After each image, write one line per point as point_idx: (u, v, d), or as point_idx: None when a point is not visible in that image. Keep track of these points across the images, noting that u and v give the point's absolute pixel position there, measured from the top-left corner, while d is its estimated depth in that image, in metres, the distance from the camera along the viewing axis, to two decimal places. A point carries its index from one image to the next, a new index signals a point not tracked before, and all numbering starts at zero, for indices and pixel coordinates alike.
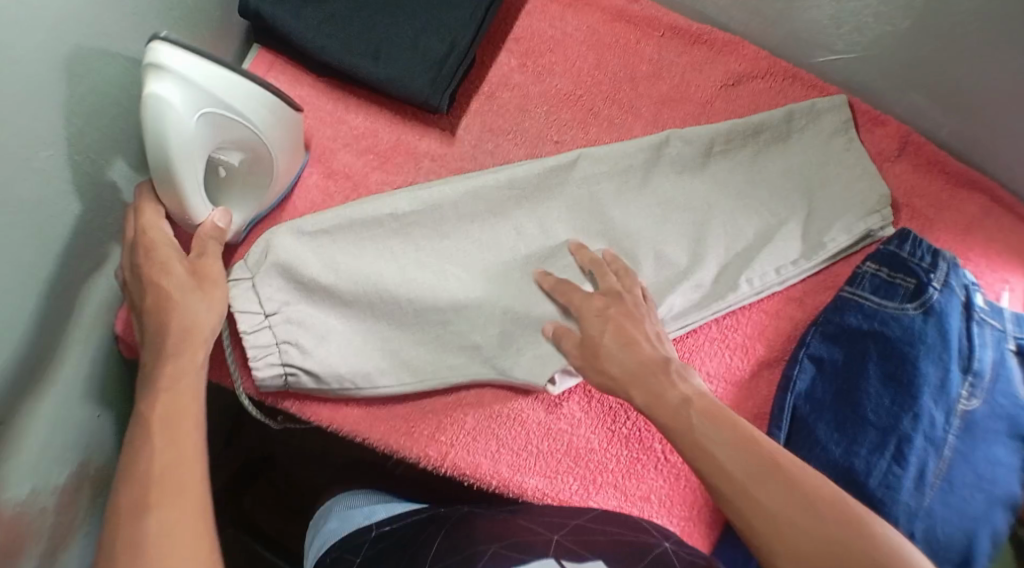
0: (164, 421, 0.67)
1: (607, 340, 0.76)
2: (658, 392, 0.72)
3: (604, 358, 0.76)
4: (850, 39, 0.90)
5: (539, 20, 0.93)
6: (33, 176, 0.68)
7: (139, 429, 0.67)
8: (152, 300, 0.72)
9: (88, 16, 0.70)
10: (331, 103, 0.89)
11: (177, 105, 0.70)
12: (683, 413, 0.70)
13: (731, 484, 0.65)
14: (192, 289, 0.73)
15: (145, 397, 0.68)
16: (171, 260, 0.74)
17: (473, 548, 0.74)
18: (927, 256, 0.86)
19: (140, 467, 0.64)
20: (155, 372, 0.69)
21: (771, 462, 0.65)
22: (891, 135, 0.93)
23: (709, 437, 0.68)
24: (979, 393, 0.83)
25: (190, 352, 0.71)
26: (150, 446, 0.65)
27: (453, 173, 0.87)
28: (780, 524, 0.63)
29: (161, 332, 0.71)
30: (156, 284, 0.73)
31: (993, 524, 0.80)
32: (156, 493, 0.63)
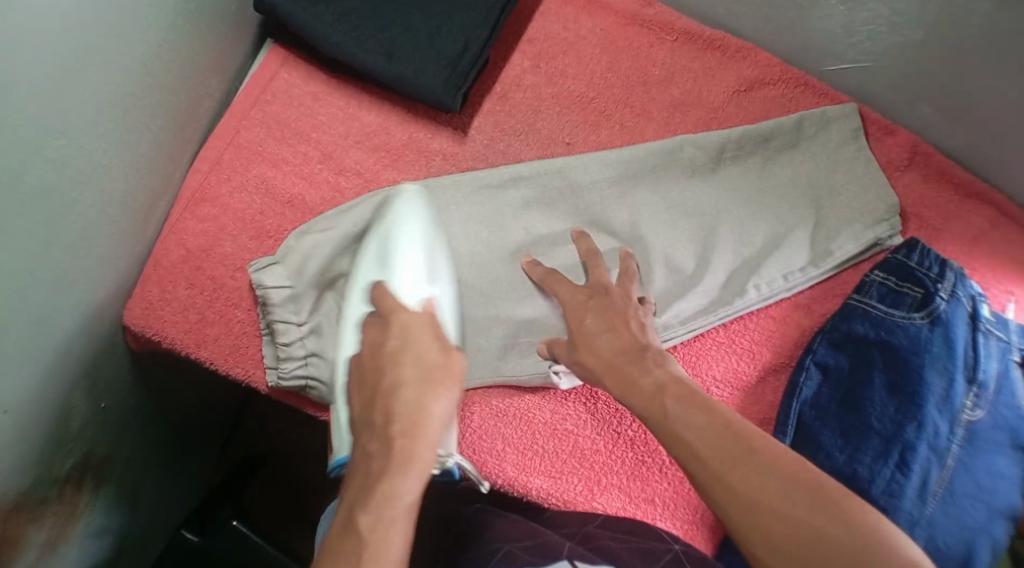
0: (394, 510, 0.63)
1: (586, 326, 0.77)
2: (631, 378, 0.71)
3: (583, 347, 0.76)
4: (862, 49, 0.90)
5: (553, 22, 0.94)
6: (48, 164, 0.68)
7: (355, 517, 0.62)
8: (418, 387, 0.68)
9: (109, 7, 0.70)
10: (343, 100, 0.89)
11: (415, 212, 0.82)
12: (659, 399, 0.68)
13: (705, 471, 0.63)
14: (440, 382, 0.69)
15: (388, 479, 0.64)
16: (413, 351, 0.70)
17: (490, 545, 0.78)
18: (935, 265, 0.86)
19: (369, 516, 0.62)
20: (411, 457, 0.65)
21: (746, 446, 0.63)
22: (900, 144, 0.93)
23: (683, 421, 0.66)
24: (983, 404, 0.83)
25: (425, 421, 0.67)
26: (383, 533, 0.61)
27: (464, 171, 0.88)
28: (756, 510, 0.60)
29: (423, 427, 0.67)
30: (394, 372, 0.69)
31: (992, 534, 0.80)
32: (365, 544, 0.61)
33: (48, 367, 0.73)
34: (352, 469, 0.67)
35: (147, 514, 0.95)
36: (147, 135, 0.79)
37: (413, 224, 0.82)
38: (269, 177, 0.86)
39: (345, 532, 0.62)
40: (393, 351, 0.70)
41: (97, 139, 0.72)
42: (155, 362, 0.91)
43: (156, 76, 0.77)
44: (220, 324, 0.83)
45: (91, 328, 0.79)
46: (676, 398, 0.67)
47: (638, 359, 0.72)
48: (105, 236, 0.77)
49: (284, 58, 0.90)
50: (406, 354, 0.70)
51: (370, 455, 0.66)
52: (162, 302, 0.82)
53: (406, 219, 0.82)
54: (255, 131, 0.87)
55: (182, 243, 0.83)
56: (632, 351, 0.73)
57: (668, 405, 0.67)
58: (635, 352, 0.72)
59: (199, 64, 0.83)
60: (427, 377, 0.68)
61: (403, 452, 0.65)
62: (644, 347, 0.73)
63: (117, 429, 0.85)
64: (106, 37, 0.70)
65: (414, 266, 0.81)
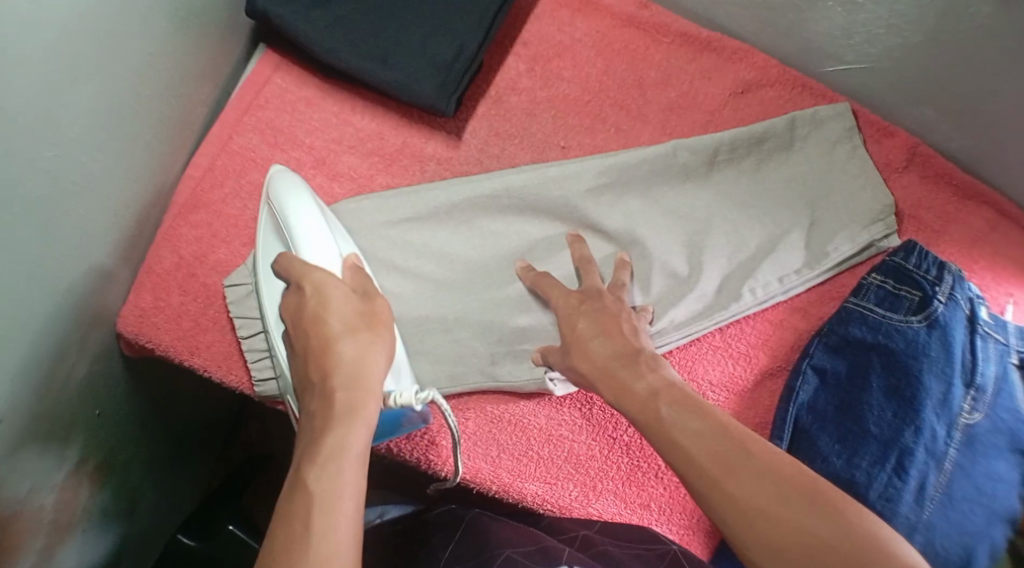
0: (344, 459, 0.61)
1: (582, 330, 0.76)
2: (623, 383, 0.70)
3: (576, 351, 0.75)
4: (860, 50, 0.90)
5: (548, 25, 0.93)
6: (38, 176, 0.67)
7: (304, 471, 0.61)
8: (351, 339, 0.68)
9: (99, 16, 0.69)
10: (337, 105, 0.89)
11: (291, 185, 0.79)
12: (653, 402, 0.68)
13: (702, 476, 0.63)
14: (368, 332, 0.69)
15: (334, 432, 0.63)
16: (335, 305, 0.69)
17: (489, 551, 0.77)
18: (933, 268, 0.85)
19: (315, 469, 0.61)
20: (355, 409, 0.65)
21: (742, 451, 0.63)
22: (899, 146, 0.92)
23: (677, 425, 0.66)
24: (981, 407, 0.83)
25: (363, 376, 0.66)
26: (332, 480, 0.60)
27: (458, 175, 0.87)
28: (754, 515, 0.60)
29: (362, 379, 0.66)
30: (322, 329, 0.68)
31: (992, 538, 0.79)
32: (314, 497, 0.59)
33: (43, 377, 0.73)
34: (300, 431, 0.66)
35: (143, 520, 0.95)
36: (139, 143, 0.78)
37: (303, 197, 0.78)
38: (263, 183, 0.86)
39: (296, 483, 0.60)
40: (313, 312, 0.69)
41: (88, 149, 0.72)
42: (151, 367, 0.90)
43: (147, 83, 0.77)
44: (215, 331, 0.83)
45: (86, 336, 0.78)
46: (672, 403, 0.67)
47: (625, 362, 0.72)
48: (97, 245, 0.76)
49: (277, 63, 0.89)
50: (328, 310, 0.69)
51: (315, 415, 0.65)
52: (156, 310, 0.82)
53: (291, 192, 0.78)
54: (249, 136, 0.87)
55: (176, 250, 0.83)
56: (625, 355, 0.72)
57: (663, 409, 0.67)
58: (629, 356, 0.72)
59: (192, 71, 0.82)
60: (358, 328, 0.69)
61: (345, 404, 0.65)
62: (634, 350, 0.73)
63: (113, 435, 0.85)
64: (96, 46, 0.70)
65: (320, 229, 0.76)
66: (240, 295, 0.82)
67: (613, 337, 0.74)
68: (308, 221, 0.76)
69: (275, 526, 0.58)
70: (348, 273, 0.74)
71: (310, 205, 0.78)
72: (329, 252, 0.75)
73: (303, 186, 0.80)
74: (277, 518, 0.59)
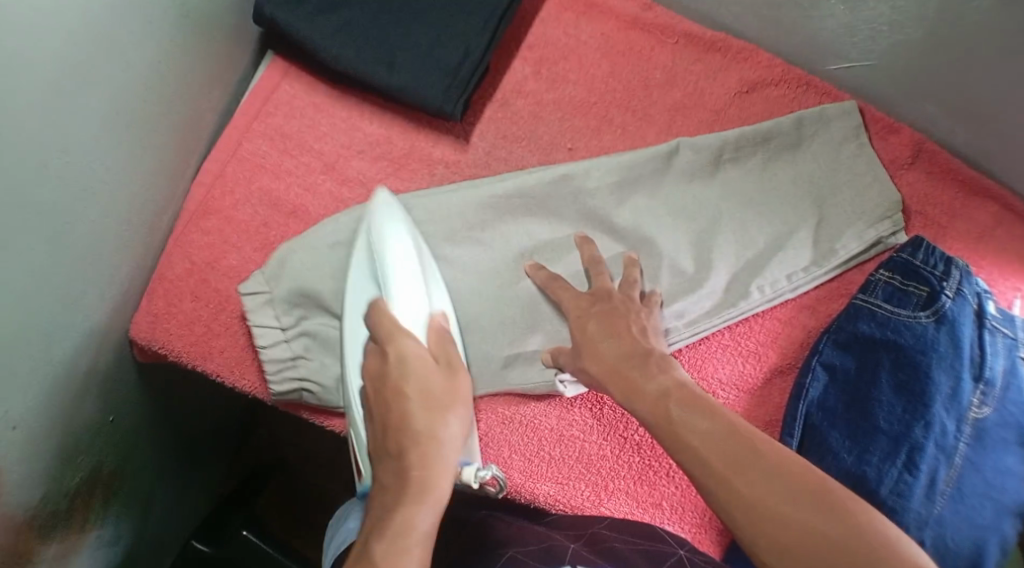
0: (411, 538, 0.61)
1: (591, 331, 0.77)
2: (634, 382, 0.71)
3: (586, 353, 0.76)
4: (864, 48, 0.90)
5: (553, 28, 0.94)
6: (49, 183, 0.68)
7: (370, 546, 0.61)
8: (432, 417, 0.69)
9: (108, 24, 0.70)
10: (345, 110, 0.90)
11: (396, 216, 0.79)
12: (663, 402, 0.68)
13: (709, 475, 0.63)
14: (446, 409, 0.70)
15: (404, 511, 0.63)
16: (418, 378, 0.71)
17: (494, 550, 0.77)
18: (941, 263, 0.86)
19: (381, 538, 0.61)
20: (427, 489, 0.65)
21: (749, 450, 0.63)
22: (904, 142, 0.93)
23: (687, 424, 0.66)
24: (990, 401, 0.83)
25: (434, 456, 0.67)
26: (399, 554, 0.60)
27: (467, 178, 0.88)
28: (762, 514, 0.60)
29: (435, 458, 0.67)
30: (402, 407, 0.69)
31: (1002, 533, 0.80)
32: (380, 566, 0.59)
33: (55, 384, 0.73)
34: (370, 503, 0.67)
35: (156, 525, 0.96)
36: (148, 150, 0.79)
37: (396, 237, 0.78)
38: (273, 189, 0.87)
39: (359, 557, 0.60)
40: (389, 374, 0.71)
41: (98, 156, 0.72)
42: (164, 373, 0.91)
43: (156, 91, 0.77)
44: (226, 336, 0.83)
45: (98, 344, 0.79)
46: (678, 401, 0.67)
47: (630, 363, 0.73)
48: (108, 252, 0.77)
49: (284, 70, 0.90)
50: (409, 382, 0.70)
51: (388, 492, 0.66)
52: (168, 315, 0.82)
53: (393, 230, 0.78)
54: (258, 143, 0.87)
55: (187, 256, 0.84)
56: (634, 356, 0.73)
57: (669, 408, 0.67)
58: (636, 356, 0.73)
59: (200, 79, 0.83)
60: (439, 405, 0.70)
61: (417, 483, 0.65)
62: (643, 351, 0.73)
63: (125, 441, 0.86)
64: (105, 55, 0.70)
65: (414, 286, 0.77)
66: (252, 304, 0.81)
67: (621, 336, 0.75)
68: (401, 273, 0.77)
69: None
70: (431, 338, 0.75)
71: (407, 244, 0.78)
72: (415, 312, 0.76)
73: (402, 223, 0.80)
74: None
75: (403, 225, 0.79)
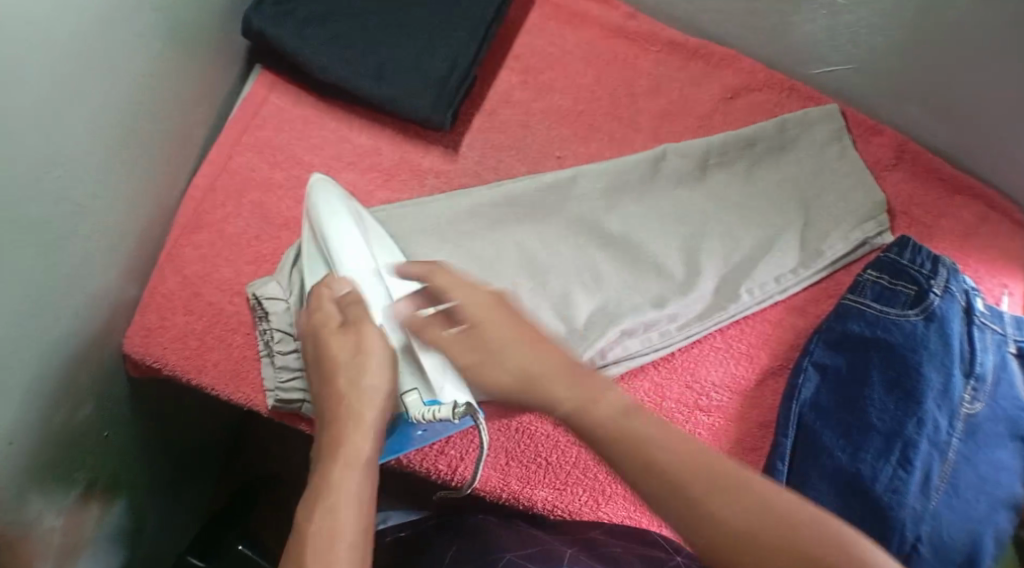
0: (337, 497, 0.63)
1: (489, 333, 0.66)
2: (575, 397, 0.61)
3: (493, 354, 0.65)
4: (845, 51, 0.92)
5: (538, 38, 0.95)
6: (42, 195, 0.68)
7: (303, 513, 0.63)
8: (353, 363, 0.70)
9: (101, 38, 0.71)
10: (334, 122, 0.90)
11: (339, 195, 0.81)
12: (593, 408, 0.60)
13: (678, 501, 0.55)
14: (360, 363, 0.69)
15: (327, 473, 0.64)
16: (330, 347, 0.71)
17: (493, 553, 0.77)
18: (927, 262, 0.87)
19: (309, 509, 0.63)
20: (349, 447, 0.66)
21: (721, 481, 0.55)
22: (887, 144, 0.95)
23: (625, 437, 0.58)
24: (982, 397, 0.84)
25: (356, 415, 0.67)
26: (328, 517, 0.62)
27: (456, 188, 0.88)
28: (747, 552, 0.52)
29: (357, 415, 0.67)
30: (325, 374, 0.70)
31: (996, 524, 0.79)
32: (307, 534, 0.61)
33: (49, 397, 0.73)
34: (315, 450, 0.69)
35: (150, 545, 0.95)
36: (140, 162, 0.79)
37: (337, 209, 0.79)
38: (264, 202, 0.87)
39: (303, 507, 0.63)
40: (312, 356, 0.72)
41: (92, 168, 0.73)
42: (156, 392, 0.91)
43: (147, 106, 0.78)
44: (220, 349, 0.82)
45: (92, 359, 0.79)
46: (631, 421, 0.58)
47: (527, 380, 0.63)
48: (102, 265, 0.77)
49: (274, 83, 0.91)
50: (326, 354, 0.71)
51: (318, 456, 0.67)
52: (160, 329, 0.82)
53: (330, 203, 0.79)
54: (248, 156, 0.88)
55: (179, 270, 0.84)
56: (565, 370, 0.63)
57: (613, 431, 0.58)
58: (529, 371, 0.63)
59: (192, 93, 0.84)
60: (354, 365, 0.70)
61: (339, 445, 0.66)
62: (559, 362, 0.63)
63: (119, 458, 0.85)
64: (99, 67, 0.71)
65: (355, 241, 0.77)
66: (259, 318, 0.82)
67: (509, 339, 0.65)
68: (347, 236, 0.77)
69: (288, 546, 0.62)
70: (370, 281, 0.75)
71: (346, 210, 0.80)
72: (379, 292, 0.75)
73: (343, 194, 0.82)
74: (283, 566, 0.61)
75: (341, 200, 0.81)
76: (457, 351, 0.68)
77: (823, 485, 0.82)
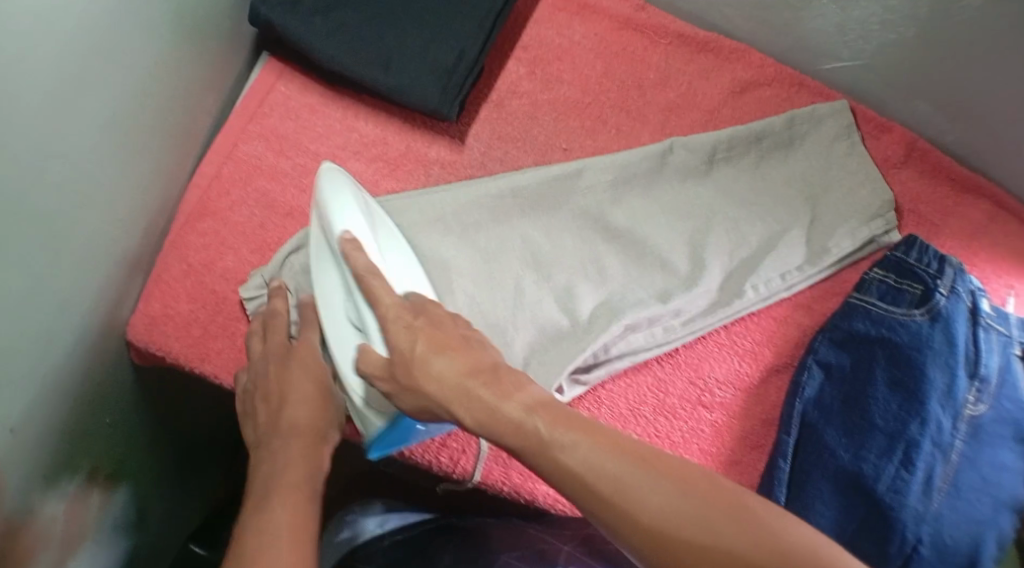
0: (297, 497, 0.68)
1: (420, 351, 0.67)
2: (487, 408, 0.64)
3: (416, 376, 0.66)
4: (855, 47, 0.92)
5: (546, 28, 0.94)
6: (46, 184, 0.68)
7: (262, 504, 0.67)
8: (297, 400, 0.74)
9: (107, 26, 0.70)
10: (340, 111, 0.90)
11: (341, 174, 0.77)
12: (545, 439, 0.61)
13: (593, 500, 0.59)
14: (321, 385, 0.76)
15: (289, 475, 0.69)
16: (292, 363, 0.76)
17: (492, 556, 0.83)
18: (934, 261, 0.87)
19: (269, 502, 0.67)
20: (308, 456, 0.72)
21: (626, 474, 0.59)
22: (897, 141, 0.94)
23: (594, 475, 0.59)
24: (986, 398, 0.83)
25: (312, 428, 0.73)
26: (289, 509, 0.67)
27: (463, 180, 0.88)
28: (663, 538, 0.57)
29: (315, 429, 0.74)
30: (280, 387, 0.75)
31: (999, 527, 0.79)
32: (269, 521, 0.65)
33: (53, 386, 0.73)
34: (254, 473, 0.72)
35: (153, 531, 0.95)
36: (146, 151, 0.79)
37: (348, 204, 0.75)
38: (269, 190, 0.87)
39: (246, 524, 0.65)
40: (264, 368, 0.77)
41: (97, 157, 0.73)
42: (160, 379, 0.91)
43: (153, 94, 0.77)
44: (224, 338, 0.83)
45: (96, 347, 0.79)
46: (540, 426, 0.62)
47: (454, 398, 0.65)
48: (106, 253, 0.77)
49: (280, 71, 0.90)
50: (288, 370, 0.76)
51: (272, 459, 0.71)
52: (165, 318, 0.82)
53: (337, 191, 0.76)
54: (253, 144, 0.88)
55: (183, 259, 0.84)
56: (478, 372, 0.65)
57: (525, 445, 0.62)
58: (457, 388, 0.65)
59: (197, 81, 0.83)
60: (315, 383, 0.76)
61: (301, 452, 0.72)
62: (473, 368, 0.66)
63: (123, 445, 0.86)
64: (105, 56, 0.71)
65: (353, 225, 0.74)
66: (259, 307, 0.82)
67: (440, 359, 0.66)
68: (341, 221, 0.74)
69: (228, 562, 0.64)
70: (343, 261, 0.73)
71: (346, 190, 0.76)
72: (367, 316, 0.71)
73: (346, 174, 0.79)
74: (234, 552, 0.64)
75: (344, 180, 0.77)
76: (387, 371, 0.68)
77: (824, 484, 0.82)
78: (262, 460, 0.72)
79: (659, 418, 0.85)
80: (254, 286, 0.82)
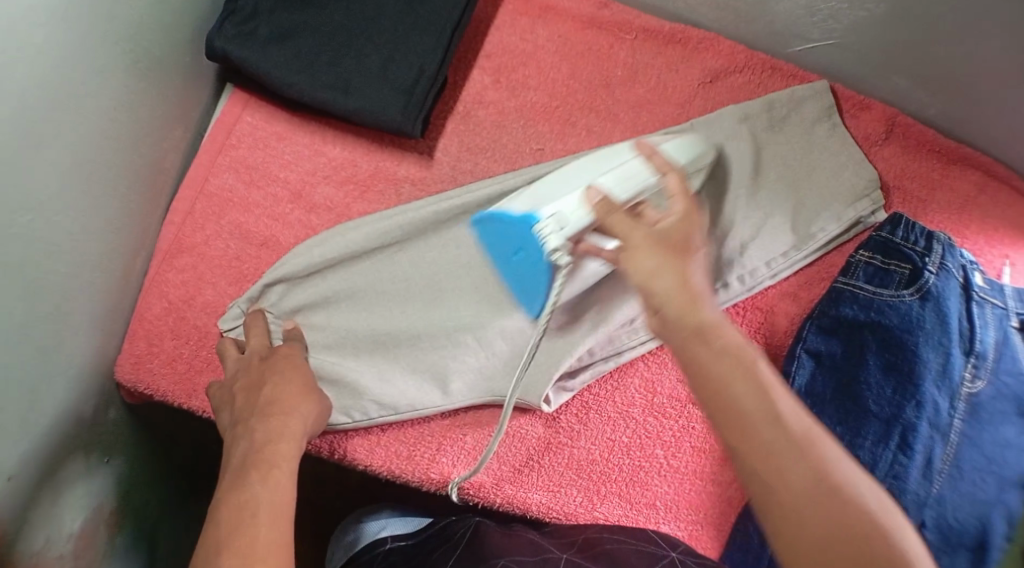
0: (274, 468, 0.65)
1: (641, 244, 0.61)
2: (700, 329, 0.58)
3: (640, 261, 0.60)
4: (825, 27, 0.90)
5: (510, 34, 0.94)
6: (16, 240, 0.68)
7: (238, 476, 0.65)
8: (279, 386, 0.74)
9: (63, 78, 0.70)
10: (307, 136, 0.90)
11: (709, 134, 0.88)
12: (723, 362, 0.57)
13: (736, 432, 0.56)
14: (296, 379, 0.76)
15: (269, 448, 0.67)
16: (275, 362, 0.77)
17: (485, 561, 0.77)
18: (921, 239, 0.85)
19: (246, 474, 0.65)
20: (285, 431, 0.70)
21: (794, 438, 0.56)
22: (876, 118, 0.92)
23: (747, 414, 0.56)
24: (984, 374, 0.81)
25: (289, 411, 0.72)
26: (264, 481, 0.64)
27: (433, 194, 0.87)
28: (798, 490, 0.55)
29: (290, 411, 0.72)
30: (260, 377, 0.75)
31: (1006, 506, 0.78)
32: (242, 493, 0.63)
33: (43, 431, 0.74)
34: (231, 450, 0.69)
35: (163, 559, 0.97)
36: (116, 192, 0.79)
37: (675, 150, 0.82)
38: (242, 221, 0.87)
39: (225, 497, 0.62)
40: (243, 367, 0.77)
41: (66, 205, 0.73)
42: (155, 414, 0.92)
43: (118, 136, 0.78)
44: (209, 371, 0.83)
45: (86, 389, 0.80)
46: (740, 368, 0.57)
47: (685, 301, 0.59)
48: (87, 299, 0.78)
49: (246, 101, 0.91)
50: (269, 367, 0.77)
51: (249, 433, 0.69)
52: (150, 355, 0.83)
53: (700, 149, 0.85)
54: (225, 176, 0.88)
55: (163, 295, 0.85)
56: (687, 306, 0.58)
57: (725, 369, 0.57)
58: (687, 297, 0.59)
59: (162, 118, 0.84)
60: (291, 377, 0.76)
61: (279, 426, 0.70)
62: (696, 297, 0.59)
63: (122, 479, 0.87)
64: (62, 105, 0.71)
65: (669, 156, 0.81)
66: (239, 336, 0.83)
67: (690, 263, 0.61)
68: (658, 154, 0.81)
69: (202, 539, 0.60)
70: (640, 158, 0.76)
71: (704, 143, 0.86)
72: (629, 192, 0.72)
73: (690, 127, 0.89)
74: (207, 524, 0.61)
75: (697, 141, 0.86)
76: (646, 234, 0.61)
77: None
78: (239, 437, 0.70)
79: (649, 419, 0.85)
80: (235, 313, 0.83)
